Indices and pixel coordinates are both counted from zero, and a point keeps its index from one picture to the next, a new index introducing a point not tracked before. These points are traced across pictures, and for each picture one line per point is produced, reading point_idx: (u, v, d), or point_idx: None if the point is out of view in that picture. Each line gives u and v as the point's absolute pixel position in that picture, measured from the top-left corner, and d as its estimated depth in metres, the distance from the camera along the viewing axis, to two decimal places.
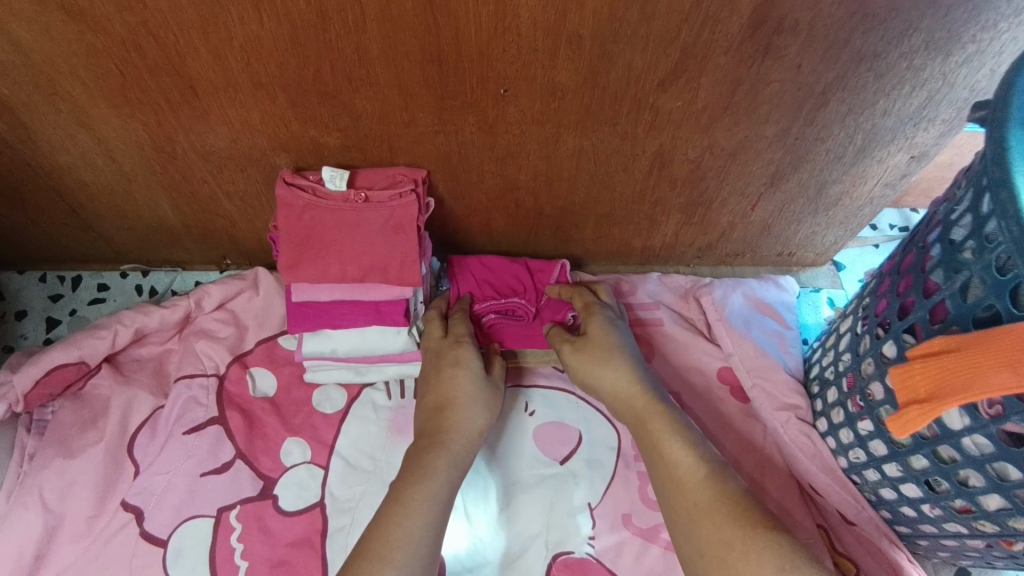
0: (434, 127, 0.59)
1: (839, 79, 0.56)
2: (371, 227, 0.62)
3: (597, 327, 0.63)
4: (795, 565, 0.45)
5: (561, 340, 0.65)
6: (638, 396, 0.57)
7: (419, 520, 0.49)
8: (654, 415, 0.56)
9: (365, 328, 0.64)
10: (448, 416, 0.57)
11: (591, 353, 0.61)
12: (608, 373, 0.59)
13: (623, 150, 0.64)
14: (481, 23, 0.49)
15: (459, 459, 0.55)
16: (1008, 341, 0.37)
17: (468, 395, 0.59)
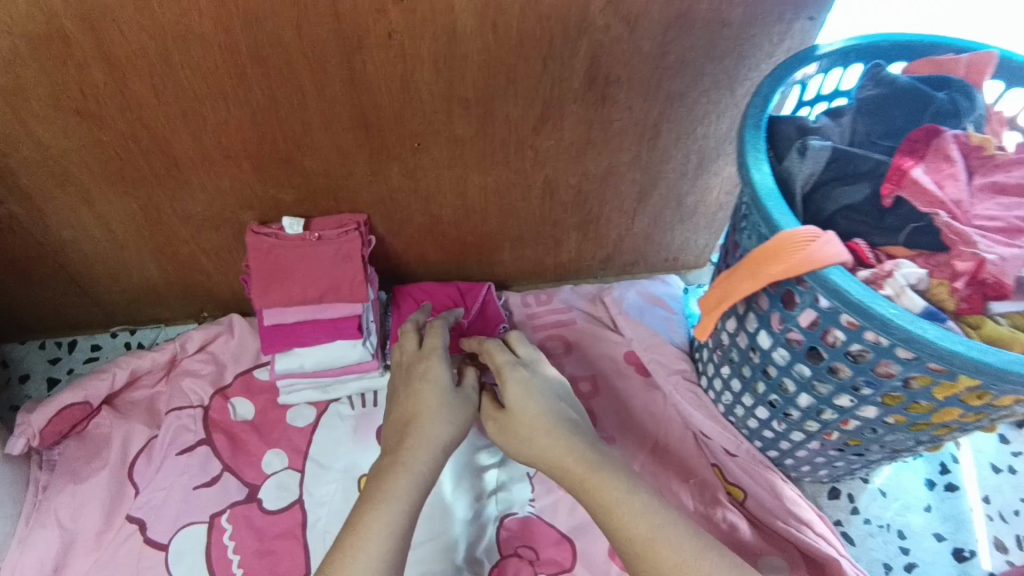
0: (368, 178, 0.77)
1: (662, 114, 0.76)
2: (326, 259, 0.77)
3: (515, 394, 0.66)
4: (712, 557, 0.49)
5: (490, 411, 0.68)
6: (573, 469, 0.59)
7: (372, 550, 0.52)
8: (594, 486, 0.57)
9: (326, 343, 0.79)
10: (411, 428, 0.62)
11: (513, 431, 0.64)
12: (536, 448, 0.62)
13: (519, 183, 0.82)
14: (392, 97, 0.67)
15: (413, 481, 0.58)
16: (747, 259, 0.54)
17: (434, 408, 0.64)
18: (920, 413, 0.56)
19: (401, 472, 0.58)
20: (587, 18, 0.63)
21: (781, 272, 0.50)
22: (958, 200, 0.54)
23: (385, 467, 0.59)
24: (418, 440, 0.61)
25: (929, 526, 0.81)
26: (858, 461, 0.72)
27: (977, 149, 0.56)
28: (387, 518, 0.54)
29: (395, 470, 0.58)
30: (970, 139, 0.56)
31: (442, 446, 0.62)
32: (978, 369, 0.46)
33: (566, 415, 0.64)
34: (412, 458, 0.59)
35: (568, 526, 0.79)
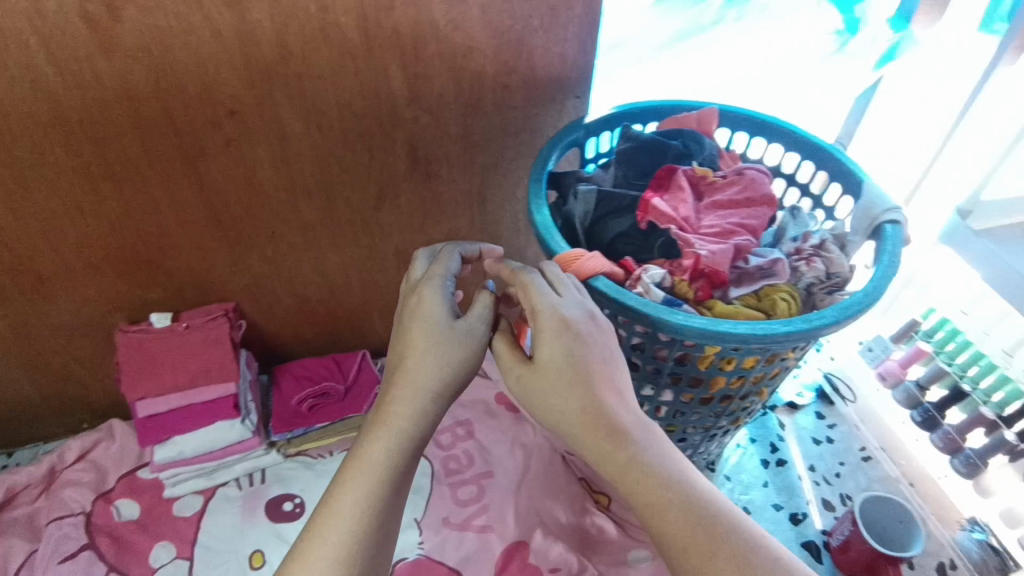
0: (230, 267, 0.85)
1: (483, 184, 0.91)
2: (194, 347, 0.83)
3: (546, 344, 0.54)
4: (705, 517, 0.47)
5: (511, 351, 0.57)
6: (599, 444, 0.51)
7: (342, 527, 0.49)
8: (637, 479, 0.49)
9: (203, 427, 0.84)
10: (400, 378, 0.55)
11: (546, 398, 0.53)
12: (573, 427, 0.52)
13: (373, 256, 0.93)
14: (239, 194, 0.78)
15: (394, 445, 0.53)
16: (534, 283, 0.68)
17: (428, 355, 0.55)
18: (700, 388, 0.71)
19: (380, 437, 0.53)
20: (396, 113, 0.77)
21: None
22: (694, 215, 0.71)
23: (369, 424, 0.54)
24: (405, 391, 0.54)
25: (768, 499, 0.93)
26: (688, 448, 0.86)
27: (702, 179, 0.74)
28: (358, 494, 0.51)
29: (374, 433, 0.53)
30: (698, 171, 0.75)
31: (430, 396, 0.54)
32: (700, 334, 0.60)
33: (603, 373, 0.54)
34: (395, 415, 0.53)
35: (456, 559, 0.87)
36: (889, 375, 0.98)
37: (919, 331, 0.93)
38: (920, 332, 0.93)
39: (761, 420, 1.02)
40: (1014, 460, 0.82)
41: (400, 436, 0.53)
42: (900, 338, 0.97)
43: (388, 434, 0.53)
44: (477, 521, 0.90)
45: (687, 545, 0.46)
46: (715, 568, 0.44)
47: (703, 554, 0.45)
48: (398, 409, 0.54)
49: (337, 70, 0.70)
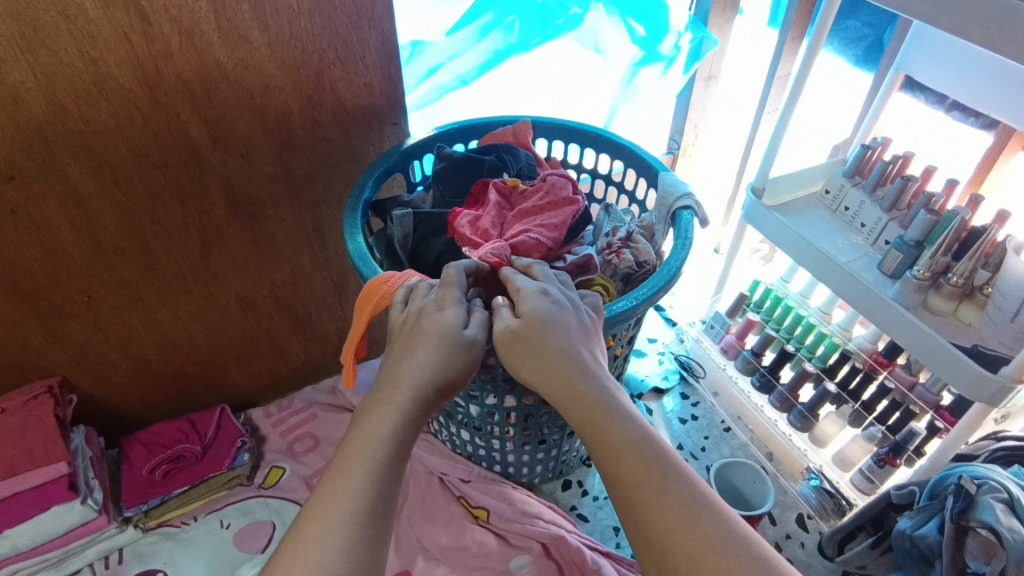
0: (47, 338, 0.80)
1: (317, 219, 0.91)
2: (11, 429, 0.78)
3: (529, 308, 0.58)
4: (656, 465, 0.48)
5: (497, 324, 0.59)
6: (573, 399, 0.53)
7: (346, 501, 0.47)
8: (603, 428, 0.51)
9: (36, 515, 0.77)
10: (401, 359, 0.56)
11: (532, 365, 0.56)
12: (555, 390, 0.54)
13: (214, 305, 0.91)
14: (40, 260, 0.74)
15: (395, 424, 0.51)
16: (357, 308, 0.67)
17: (435, 342, 0.56)
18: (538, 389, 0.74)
19: (380, 414, 0.52)
20: (201, 157, 0.76)
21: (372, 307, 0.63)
22: (499, 229, 0.75)
23: (370, 402, 0.53)
24: (409, 371, 0.54)
25: None
26: (550, 447, 0.88)
27: (513, 190, 0.79)
28: (362, 467, 0.49)
29: (373, 411, 0.52)
30: (508, 183, 0.79)
31: (428, 375, 0.54)
32: None
33: (580, 336, 0.58)
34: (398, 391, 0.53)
35: None
36: (729, 348, 1.04)
37: (750, 303, 1.01)
38: (751, 304, 1.01)
39: None
40: (837, 407, 0.90)
41: (401, 412, 0.52)
42: (734, 312, 1.03)
43: (388, 409, 0.52)
44: None
45: (637, 482, 0.47)
46: (660, 503, 0.46)
47: (654, 491, 0.46)
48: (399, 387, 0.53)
49: (123, 122, 0.69)
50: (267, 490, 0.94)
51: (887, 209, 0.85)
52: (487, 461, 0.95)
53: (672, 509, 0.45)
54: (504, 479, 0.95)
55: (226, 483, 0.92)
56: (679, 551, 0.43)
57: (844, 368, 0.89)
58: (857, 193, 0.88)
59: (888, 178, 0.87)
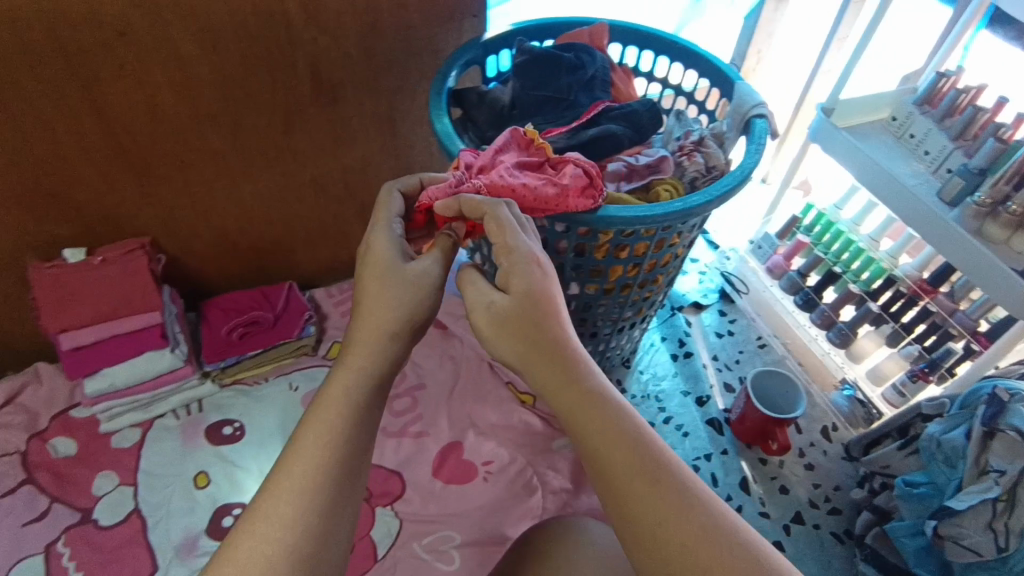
0: (142, 200, 0.86)
1: (392, 107, 0.93)
2: (110, 279, 0.84)
3: (518, 280, 0.53)
4: (647, 456, 0.47)
5: (479, 293, 0.54)
6: (560, 381, 0.51)
7: (308, 467, 0.48)
8: (591, 416, 0.49)
9: (132, 358, 0.85)
10: (361, 316, 0.55)
11: (514, 337, 0.52)
12: (538, 370, 0.51)
13: (289, 184, 0.95)
14: (140, 120, 0.78)
15: (359, 386, 0.52)
16: None
17: (391, 291, 0.55)
18: (602, 278, 0.78)
19: (344, 388, 0.52)
20: (293, 32, 0.78)
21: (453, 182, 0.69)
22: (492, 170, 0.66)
23: (337, 373, 0.53)
24: (371, 329, 0.54)
25: (676, 387, 1.04)
26: (600, 341, 0.93)
27: (531, 142, 0.71)
28: (327, 430, 0.50)
29: (339, 385, 0.52)
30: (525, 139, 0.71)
31: (385, 331, 0.54)
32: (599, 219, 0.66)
33: (566, 317, 0.55)
34: (359, 355, 0.53)
35: (396, 462, 0.93)
36: (775, 268, 1.09)
37: (800, 226, 1.05)
38: (801, 227, 1.04)
39: (670, 320, 1.12)
40: (877, 327, 0.95)
41: (367, 386, 0.52)
42: (783, 234, 1.08)
43: (357, 383, 0.52)
44: (413, 428, 0.96)
45: (629, 473, 0.47)
46: (653, 495, 0.46)
47: (646, 484, 0.46)
48: (365, 360, 0.53)
49: None
50: (330, 361, 1.02)
51: (953, 138, 0.86)
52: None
53: (661, 502, 0.45)
54: None
55: (293, 352, 1.00)
56: (672, 542, 0.44)
57: (888, 292, 0.93)
58: (925, 121, 0.89)
59: (958, 108, 0.88)
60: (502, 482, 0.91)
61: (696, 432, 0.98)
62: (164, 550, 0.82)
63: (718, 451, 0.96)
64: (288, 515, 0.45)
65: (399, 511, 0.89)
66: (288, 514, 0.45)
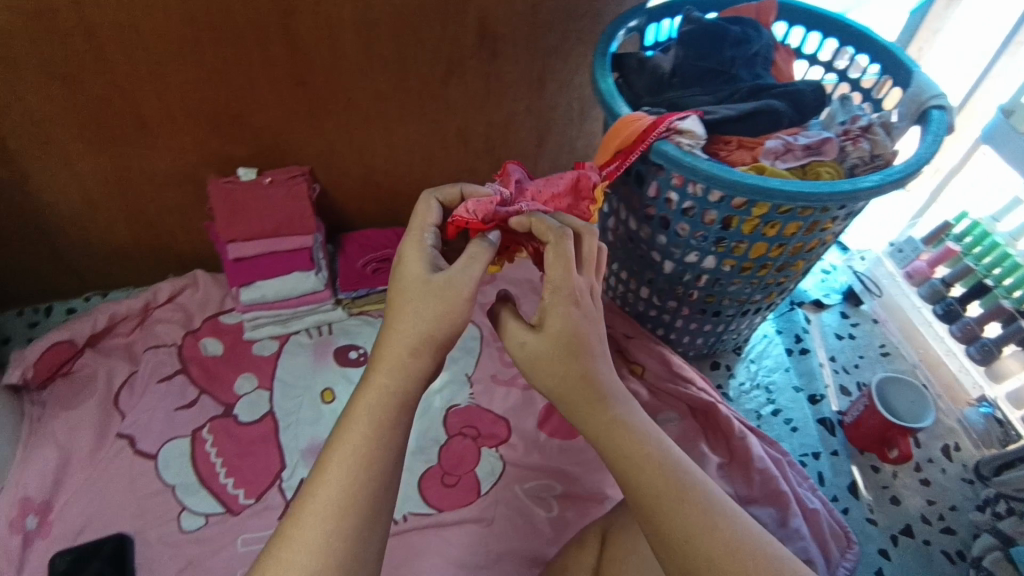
0: (310, 131, 0.92)
1: (545, 67, 0.95)
2: (276, 199, 0.92)
3: (556, 321, 0.55)
4: (675, 474, 0.55)
5: (515, 330, 0.57)
6: (593, 409, 0.57)
7: (337, 487, 0.50)
8: (623, 442, 0.56)
9: (284, 274, 0.94)
10: (388, 333, 0.55)
11: (551, 371, 0.56)
12: (573, 400, 0.57)
13: (437, 132, 0.99)
14: (323, 55, 0.84)
15: (386, 405, 0.53)
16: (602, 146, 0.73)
17: (417, 307, 0.54)
18: (742, 255, 0.77)
19: (371, 413, 0.53)
20: None
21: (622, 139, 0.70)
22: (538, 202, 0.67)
23: (364, 399, 0.53)
24: (398, 348, 0.54)
25: (788, 382, 1.02)
26: (721, 321, 0.93)
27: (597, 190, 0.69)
28: (356, 450, 0.52)
29: (365, 411, 0.53)
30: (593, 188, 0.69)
31: (410, 350, 0.54)
32: (755, 191, 0.65)
33: (603, 349, 0.58)
34: (385, 375, 0.54)
35: (504, 409, 0.98)
36: (916, 274, 1.06)
37: (951, 233, 1.01)
38: (951, 235, 1.01)
39: (788, 315, 1.08)
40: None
41: (396, 412, 0.54)
42: (930, 240, 1.05)
43: (385, 408, 0.53)
44: (522, 380, 1.01)
45: (659, 493, 0.54)
46: (681, 511, 0.53)
47: (674, 503, 0.54)
48: (391, 385, 0.54)
49: None
50: None
51: None
52: (651, 324, 1.01)
53: (689, 519, 0.53)
54: (663, 343, 1.01)
55: None
56: (699, 552, 0.52)
57: None
58: None
59: None
60: None
61: (805, 429, 0.97)
62: (292, 452, 0.90)
63: (828, 452, 0.95)
64: (321, 533, 0.49)
65: (504, 454, 0.93)
66: (320, 532, 0.49)
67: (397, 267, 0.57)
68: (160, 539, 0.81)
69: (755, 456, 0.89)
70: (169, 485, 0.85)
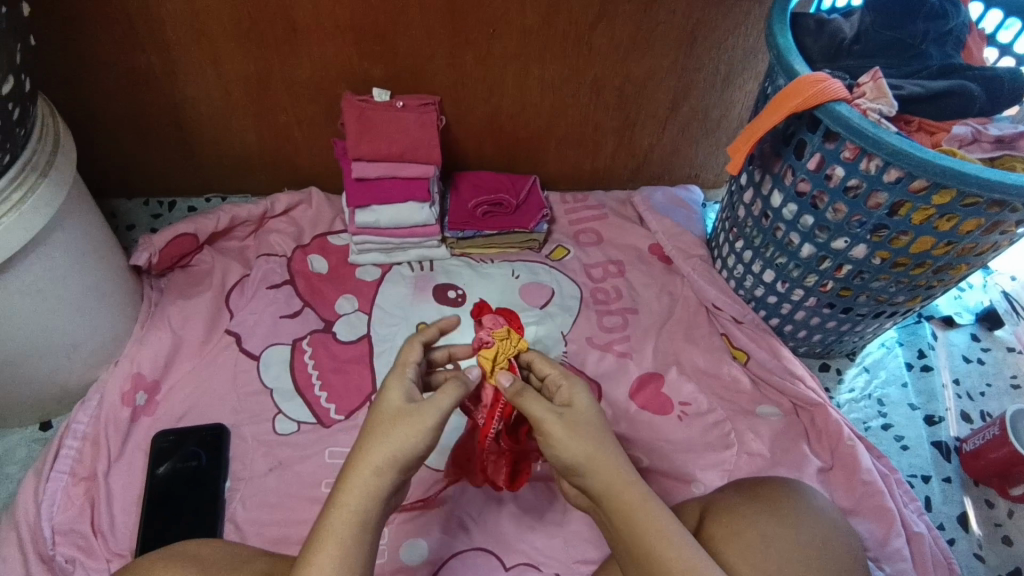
0: (447, 60, 0.90)
1: (701, 22, 0.89)
2: (408, 124, 0.91)
3: (582, 401, 0.59)
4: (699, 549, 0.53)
5: (541, 407, 0.57)
6: (630, 483, 0.55)
7: None
8: (653, 511, 0.54)
9: (400, 202, 0.92)
10: (364, 457, 0.51)
11: (589, 435, 0.56)
12: (609, 470, 0.55)
13: (572, 78, 0.95)
14: None
15: (357, 524, 0.49)
16: (773, 103, 0.68)
17: (403, 429, 0.52)
18: (901, 248, 0.71)
19: (338, 541, 0.48)
20: None
21: (804, 100, 0.65)
22: None
23: (325, 529, 0.49)
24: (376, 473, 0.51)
25: (905, 398, 0.94)
26: (849, 321, 0.87)
27: None
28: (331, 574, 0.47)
29: (329, 543, 0.48)
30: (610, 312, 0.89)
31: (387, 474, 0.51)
32: (942, 172, 0.61)
33: None
34: (358, 496, 0.50)
35: (596, 372, 0.92)
36: None
37: None
38: None
39: (913, 327, 1.01)
40: None
41: (363, 542, 0.49)
42: None
43: (353, 533, 0.49)
44: (619, 346, 0.95)
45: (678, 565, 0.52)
46: None
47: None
48: (358, 509, 0.50)
49: None
50: (553, 261, 1.03)
51: None
52: (764, 311, 0.96)
53: None
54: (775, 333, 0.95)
55: (522, 242, 1.02)
56: None
57: None
58: None
59: None
60: (697, 426, 0.88)
61: (918, 449, 0.90)
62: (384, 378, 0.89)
63: (940, 478, 0.88)
64: None
65: None
66: None
67: (377, 397, 0.56)
68: (255, 437, 0.83)
69: (863, 466, 0.82)
70: (267, 388, 0.87)
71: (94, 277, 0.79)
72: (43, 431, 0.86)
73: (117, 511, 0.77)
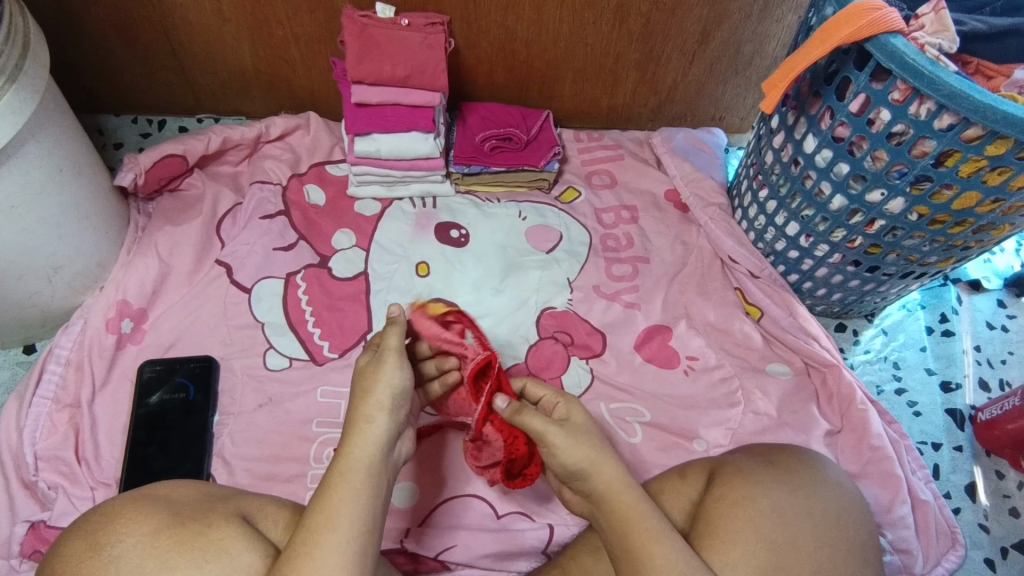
0: None
1: None
2: (413, 44, 0.83)
3: (579, 416, 0.62)
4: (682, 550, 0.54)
5: (544, 422, 0.59)
6: (622, 490, 0.57)
7: (335, 543, 0.48)
8: (641, 517, 0.56)
9: (402, 132, 0.85)
10: (365, 411, 0.54)
11: (585, 444, 0.59)
12: (602, 478, 0.58)
13: (594, 2, 0.87)
14: None
15: (369, 464, 0.52)
16: (817, 35, 0.61)
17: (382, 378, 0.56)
18: (942, 203, 0.66)
19: (351, 487, 0.50)
20: None
21: (854, 31, 0.58)
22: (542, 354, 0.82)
23: (338, 475, 0.51)
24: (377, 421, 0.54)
25: (922, 362, 0.91)
26: (873, 280, 0.82)
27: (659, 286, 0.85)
28: (350, 504, 0.50)
29: (342, 486, 0.50)
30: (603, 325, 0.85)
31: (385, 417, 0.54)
32: (1004, 120, 0.54)
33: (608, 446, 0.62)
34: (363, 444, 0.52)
35: (602, 321, 0.88)
36: None
37: None
38: None
39: (937, 290, 0.96)
40: None
41: (376, 486, 0.52)
42: None
43: (362, 476, 0.51)
44: (627, 297, 0.90)
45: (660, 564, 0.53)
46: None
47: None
48: (366, 455, 0.52)
49: None
50: (562, 204, 0.97)
51: None
52: (783, 266, 0.91)
53: None
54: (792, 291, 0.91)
55: (531, 181, 0.96)
56: None
57: None
58: None
59: None
60: (703, 382, 0.85)
61: (930, 417, 0.87)
62: (380, 317, 0.85)
63: (952, 445, 0.85)
64: None
65: (594, 368, 0.85)
66: None
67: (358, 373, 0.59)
68: (245, 371, 0.80)
69: (873, 432, 0.79)
70: (259, 322, 0.83)
71: (75, 196, 0.75)
72: (26, 354, 0.84)
73: (101, 440, 0.75)
